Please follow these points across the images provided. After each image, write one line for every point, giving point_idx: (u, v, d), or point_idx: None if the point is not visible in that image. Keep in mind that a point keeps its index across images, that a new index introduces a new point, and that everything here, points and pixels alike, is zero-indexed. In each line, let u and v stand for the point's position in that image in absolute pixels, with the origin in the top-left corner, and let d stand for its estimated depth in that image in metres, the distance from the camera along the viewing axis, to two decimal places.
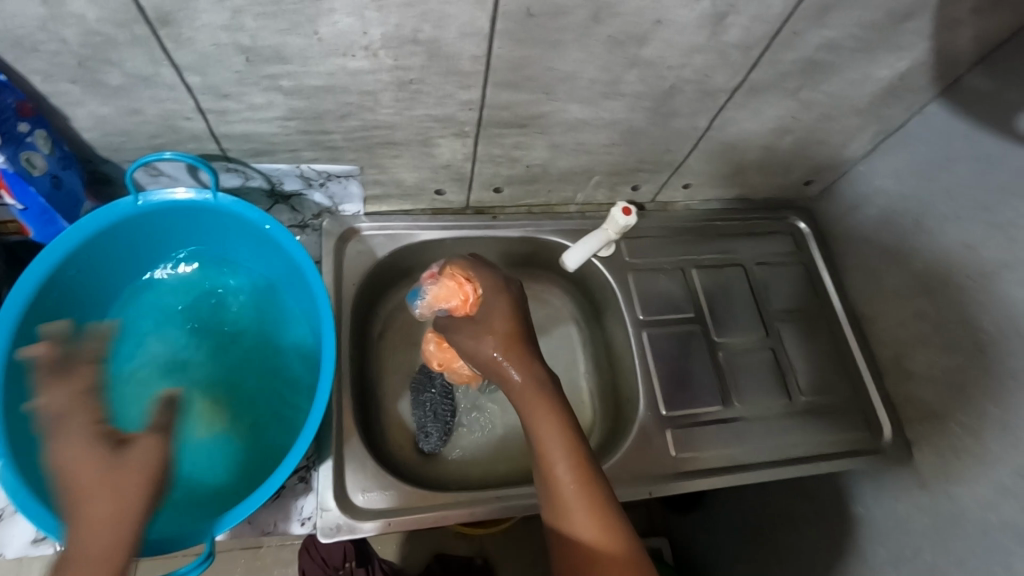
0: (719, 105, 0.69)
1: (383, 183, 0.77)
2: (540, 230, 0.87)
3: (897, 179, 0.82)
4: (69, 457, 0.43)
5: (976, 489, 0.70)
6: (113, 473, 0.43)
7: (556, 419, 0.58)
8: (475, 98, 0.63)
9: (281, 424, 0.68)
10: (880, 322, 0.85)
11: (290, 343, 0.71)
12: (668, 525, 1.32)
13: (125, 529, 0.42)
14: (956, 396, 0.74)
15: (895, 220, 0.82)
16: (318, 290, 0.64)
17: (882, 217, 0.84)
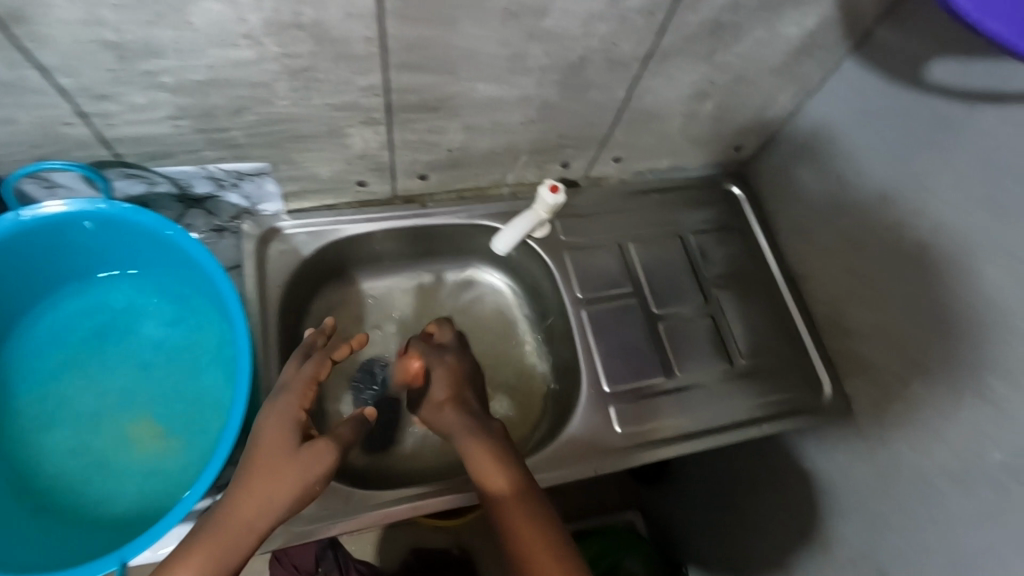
0: (632, 74, 0.68)
1: (299, 179, 0.75)
2: (472, 214, 0.86)
3: (862, 142, 0.76)
4: (266, 438, 0.54)
5: (909, 436, 0.72)
6: (283, 465, 0.53)
7: (489, 440, 0.61)
8: (377, 82, 0.60)
9: (198, 442, 0.66)
10: (838, 293, 0.83)
11: (208, 354, 0.70)
12: (642, 501, 1.33)
13: (265, 520, 0.52)
14: (887, 347, 0.75)
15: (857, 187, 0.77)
16: (229, 295, 0.61)
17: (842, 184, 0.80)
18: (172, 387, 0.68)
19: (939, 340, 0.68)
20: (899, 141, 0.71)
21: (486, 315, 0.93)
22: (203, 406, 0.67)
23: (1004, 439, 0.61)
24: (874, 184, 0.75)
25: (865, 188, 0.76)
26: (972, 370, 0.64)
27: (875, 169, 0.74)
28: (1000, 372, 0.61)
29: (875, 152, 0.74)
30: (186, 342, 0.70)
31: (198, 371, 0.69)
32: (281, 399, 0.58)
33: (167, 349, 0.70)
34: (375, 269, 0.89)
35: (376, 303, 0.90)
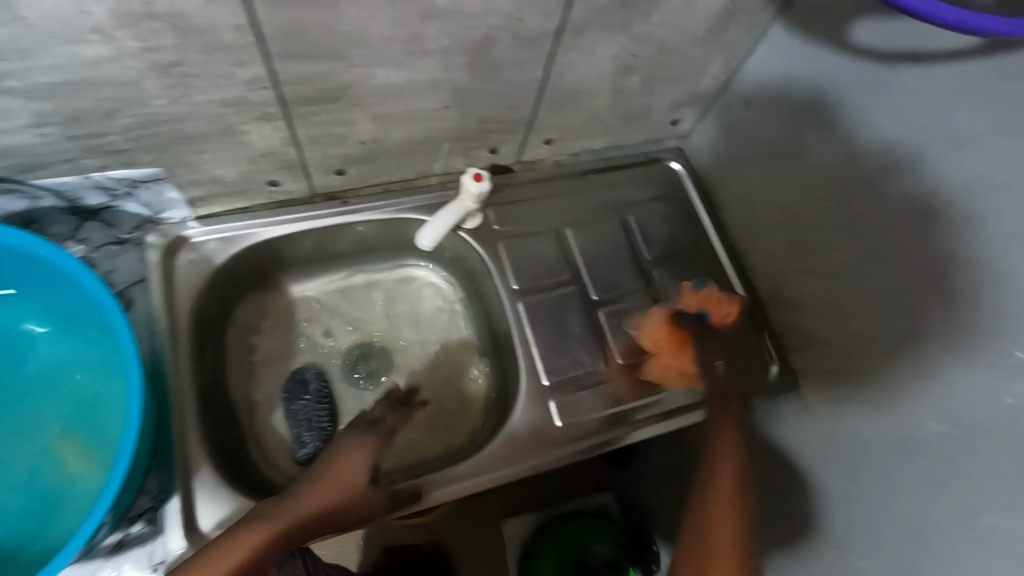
0: (546, 51, 0.64)
1: (201, 182, 0.69)
2: (398, 208, 0.81)
3: (864, 99, 0.64)
4: (347, 460, 0.62)
5: (852, 408, 0.71)
6: (342, 491, 0.60)
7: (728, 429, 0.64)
8: (262, 74, 0.55)
9: (91, 470, 0.63)
10: (824, 275, 0.73)
11: (102, 378, 0.66)
12: (615, 482, 1.26)
13: (275, 548, 0.54)
14: (827, 319, 0.74)
15: (858, 154, 0.66)
16: (111, 309, 0.57)
17: (841, 152, 0.68)
18: (65, 416, 0.64)
19: (878, 311, 0.66)
20: (930, 100, 0.58)
21: (426, 312, 0.89)
22: (100, 434, 0.64)
23: (940, 408, 0.60)
24: (886, 151, 0.63)
25: (872, 157, 0.64)
26: (908, 339, 0.63)
27: (889, 134, 0.62)
28: (933, 340, 0.60)
29: (888, 114, 0.62)
30: (76, 366, 0.66)
31: (92, 396, 0.65)
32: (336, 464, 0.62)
33: (57, 375, 0.66)
34: (303, 271, 0.84)
35: (307, 307, 0.85)
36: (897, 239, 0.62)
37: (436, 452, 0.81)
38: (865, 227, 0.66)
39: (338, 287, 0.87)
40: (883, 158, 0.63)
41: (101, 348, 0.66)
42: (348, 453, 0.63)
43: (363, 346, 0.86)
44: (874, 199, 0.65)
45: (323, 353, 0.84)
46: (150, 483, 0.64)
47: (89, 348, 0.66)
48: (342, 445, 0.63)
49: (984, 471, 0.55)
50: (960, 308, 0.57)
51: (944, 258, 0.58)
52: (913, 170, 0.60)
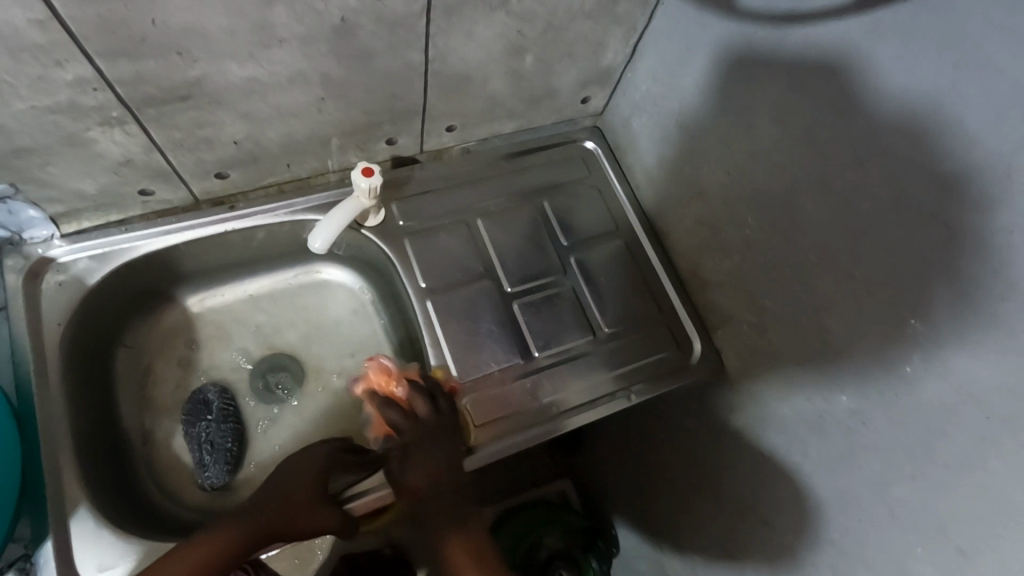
0: (418, 32, 0.59)
1: (60, 198, 0.63)
2: (294, 210, 0.76)
3: (880, 48, 0.50)
4: (310, 466, 0.67)
5: (770, 385, 0.69)
6: (303, 498, 0.64)
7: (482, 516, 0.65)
8: (89, 76, 0.50)
9: None
10: (792, 263, 0.63)
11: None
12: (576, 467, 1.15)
13: (235, 553, 0.59)
14: (743, 296, 0.71)
15: (853, 118, 0.53)
16: None
17: (837, 117, 0.55)
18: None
19: (797, 289, 0.63)
20: (898, 51, 0.49)
21: (339, 316, 0.84)
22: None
23: (848, 382, 0.58)
24: (880, 110, 0.51)
25: (863, 117, 0.52)
26: (816, 312, 0.61)
27: (887, 90, 0.50)
28: (837, 314, 0.58)
29: (886, 65, 0.50)
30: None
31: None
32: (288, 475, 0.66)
33: None
34: (200, 284, 0.79)
35: (209, 322, 0.80)
36: (908, 226, 0.50)
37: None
38: (863, 208, 0.54)
39: (241, 298, 0.82)
40: (876, 119, 0.51)
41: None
42: (311, 455, 0.69)
43: (272, 359, 0.80)
44: (877, 175, 0.52)
45: (228, 369, 0.79)
46: (22, 530, 0.60)
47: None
48: (312, 451, 0.69)
49: (890, 441, 0.54)
50: (992, 317, 0.44)
51: (950, 248, 0.47)
52: (928, 146, 0.47)
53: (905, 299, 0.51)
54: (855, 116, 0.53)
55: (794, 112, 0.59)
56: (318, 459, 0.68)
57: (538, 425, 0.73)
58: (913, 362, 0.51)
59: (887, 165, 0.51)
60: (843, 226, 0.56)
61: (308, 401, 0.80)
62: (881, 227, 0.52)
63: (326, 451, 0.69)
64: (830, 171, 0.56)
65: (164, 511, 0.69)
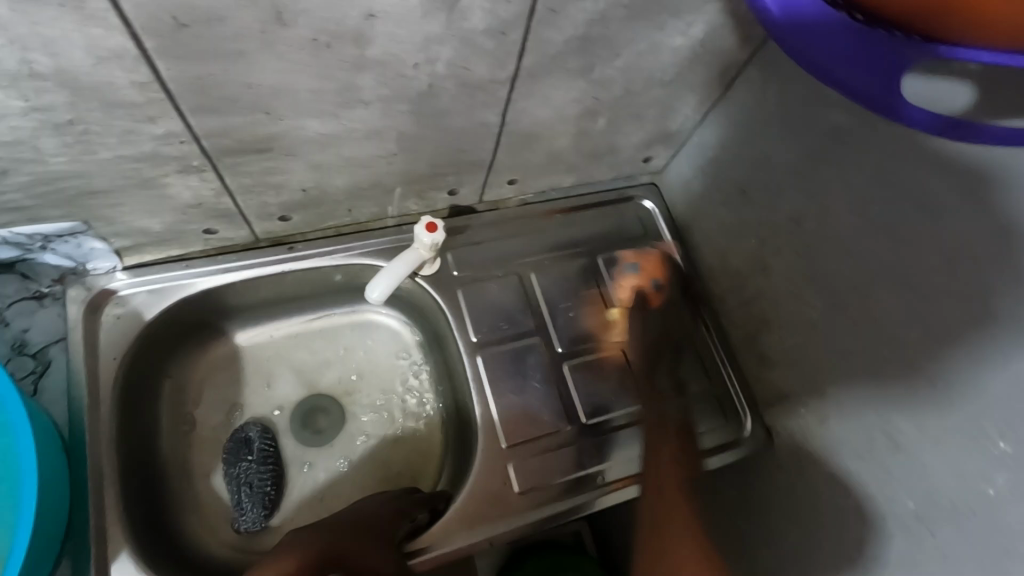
0: (498, 96, 0.59)
1: (127, 234, 0.64)
2: (350, 253, 0.76)
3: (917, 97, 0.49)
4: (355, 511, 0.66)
5: (827, 472, 0.65)
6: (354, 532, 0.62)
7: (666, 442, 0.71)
8: (177, 129, 0.50)
9: None
10: (856, 350, 0.61)
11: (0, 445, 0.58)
12: None
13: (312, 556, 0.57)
14: (803, 377, 0.69)
15: (911, 197, 0.53)
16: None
17: (898, 195, 0.54)
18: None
19: (865, 380, 0.60)
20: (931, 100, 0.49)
21: (382, 359, 0.83)
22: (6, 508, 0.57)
23: (915, 485, 0.56)
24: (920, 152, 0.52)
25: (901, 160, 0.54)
26: (881, 406, 0.59)
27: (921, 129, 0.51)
28: (905, 410, 0.57)
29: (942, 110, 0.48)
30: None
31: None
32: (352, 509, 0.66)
33: None
34: (249, 318, 0.79)
35: (253, 357, 0.79)
36: (971, 309, 0.50)
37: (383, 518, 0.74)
38: (921, 291, 0.54)
39: (287, 335, 0.81)
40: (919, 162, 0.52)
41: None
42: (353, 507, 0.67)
43: (313, 400, 0.79)
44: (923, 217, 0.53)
45: (269, 407, 0.78)
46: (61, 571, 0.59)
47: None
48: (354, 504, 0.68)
49: (959, 554, 0.51)
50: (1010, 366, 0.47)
51: (991, 277, 0.48)
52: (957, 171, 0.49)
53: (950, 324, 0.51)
54: (914, 195, 0.53)
55: (850, 185, 0.59)
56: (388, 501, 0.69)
57: (583, 497, 0.71)
58: (967, 449, 0.51)
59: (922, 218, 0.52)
60: (902, 306, 0.55)
61: (346, 445, 0.78)
62: (937, 310, 0.52)
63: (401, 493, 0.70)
64: (887, 250, 0.56)
65: (200, 555, 0.68)
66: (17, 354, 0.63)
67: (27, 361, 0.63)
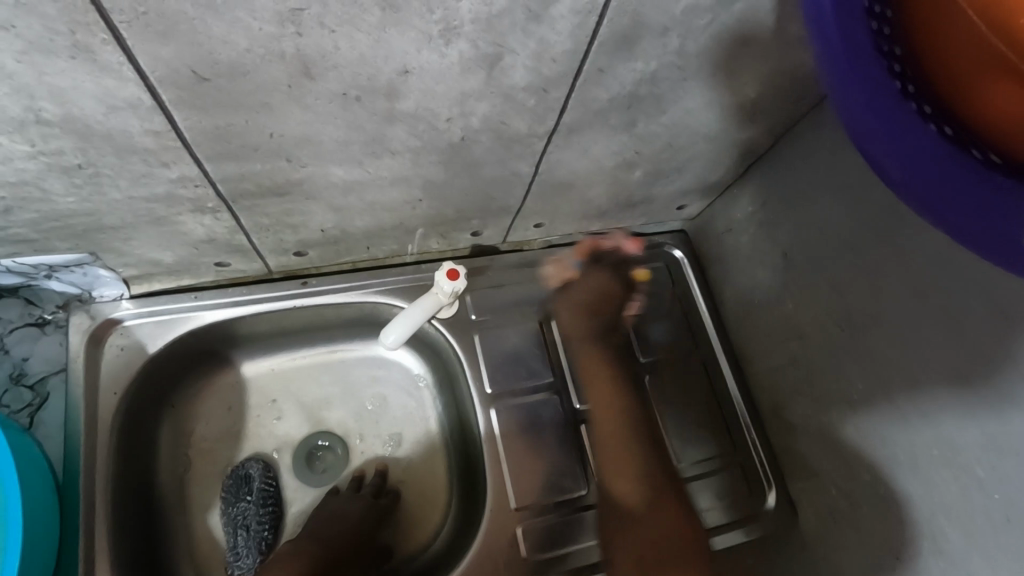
0: (534, 149, 0.55)
1: (136, 265, 0.61)
2: (366, 291, 0.73)
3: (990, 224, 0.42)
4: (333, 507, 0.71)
5: (857, 564, 0.61)
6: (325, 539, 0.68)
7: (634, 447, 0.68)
8: (192, 174, 0.47)
9: None
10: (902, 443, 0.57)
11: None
12: None
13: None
14: (836, 458, 0.65)
15: (978, 291, 0.49)
16: None
17: (963, 287, 0.50)
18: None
19: (909, 478, 0.57)
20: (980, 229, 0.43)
21: (391, 397, 0.80)
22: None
23: None
24: None
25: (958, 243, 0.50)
26: (926, 510, 0.55)
27: None
28: (953, 516, 0.53)
29: None
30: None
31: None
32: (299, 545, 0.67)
33: None
34: (257, 349, 0.76)
35: (259, 389, 0.76)
36: None
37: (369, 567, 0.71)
38: (985, 393, 0.49)
39: (296, 367, 0.78)
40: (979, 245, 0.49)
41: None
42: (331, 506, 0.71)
43: (318, 438, 0.76)
44: (976, 301, 0.49)
45: (272, 444, 0.75)
46: None
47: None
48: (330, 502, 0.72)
49: None
50: None
51: None
52: None
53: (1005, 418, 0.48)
54: (977, 288, 0.49)
55: (906, 268, 0.55)
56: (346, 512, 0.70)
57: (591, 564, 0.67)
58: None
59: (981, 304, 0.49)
60: (960, 406, 0.51)
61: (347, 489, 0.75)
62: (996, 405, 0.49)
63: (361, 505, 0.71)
64: (947, 344, 0.52)
65: None
66: (15, 383, 0.61)
67: (25, 393, 0.61)
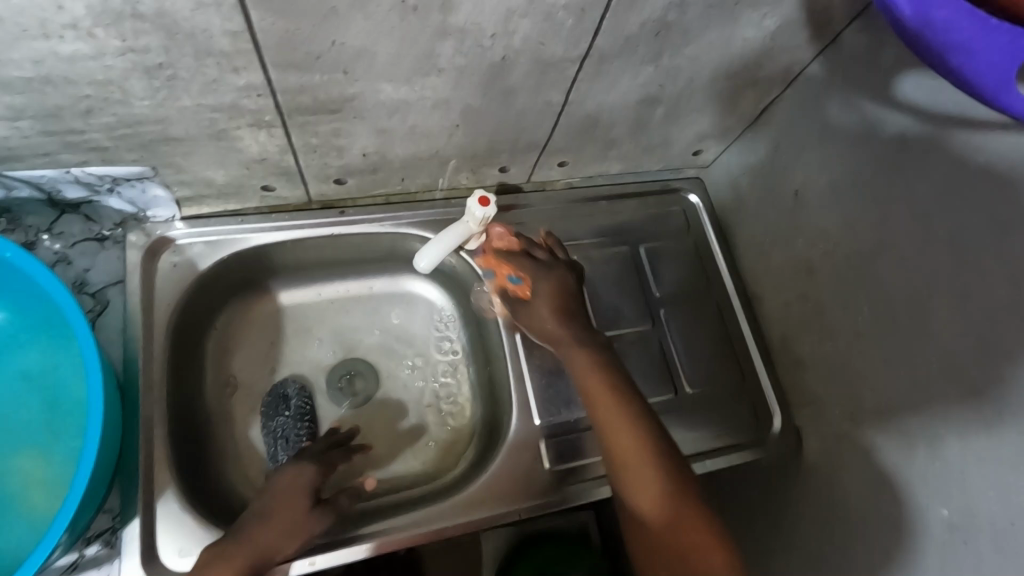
0: (567, 76, 0.59)
1: (191, 183, 0.65)
2: (398, 222, 0.77)
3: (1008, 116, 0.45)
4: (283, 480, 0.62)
5: (857, 479, 0.66)
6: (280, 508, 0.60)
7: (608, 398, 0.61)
8: (258, 82, 0.51)
9: (44, 483, 0.55)
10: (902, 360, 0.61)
11: (50, 378, 0.57)
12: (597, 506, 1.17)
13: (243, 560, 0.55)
14: (838, 383, 0.69)
15: (983, 212, 0.53)
16: (70, 313, 0.52)
17: (964, 207, 0.54)
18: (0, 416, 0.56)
19: (906, 390, 0.60)
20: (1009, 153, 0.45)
21: (419, 328, 0.85)
22: (53, 442, 0.55)
23: (953, 493, 0.56)
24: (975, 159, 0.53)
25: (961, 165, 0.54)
26: (924, 421, 0.59)
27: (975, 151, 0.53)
28: (953, 425, 0.56)
29: None
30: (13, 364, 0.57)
31: (40, 400, 0.56)
32: (267, 527, 0.58)
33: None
34: (294, 279, 0.80)
35: (296, 316, 0.81)
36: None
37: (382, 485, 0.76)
38: (985, 308, 0.53)
39: (329, 298, 0.83)
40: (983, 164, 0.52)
41: (52, 350, 0.57)
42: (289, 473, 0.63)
43: (350, 363, 0.81)
44: (979, 217, 0.53)
45: (308, 367, 0.80)
46: (111, 502, 0.59)
47: (33, 343, 0.57)
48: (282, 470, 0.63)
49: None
50: None
51: None
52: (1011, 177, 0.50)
53: (999, 326, 0.51)
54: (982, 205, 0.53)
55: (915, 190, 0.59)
56: (300, 479, 0.63)
57: (587, 482, 0.70)
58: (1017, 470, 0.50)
59: (984, 220, 0.52)
60: (956, 319, 0.55)
61: (376, 411, 0.80)
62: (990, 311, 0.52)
63: (312, 466, 0.65)
64: (947, 263, 0.56)
65: (235, 502, 0.70)
66: (78, 292, 0.65)
67: (86, 300, 0.65)
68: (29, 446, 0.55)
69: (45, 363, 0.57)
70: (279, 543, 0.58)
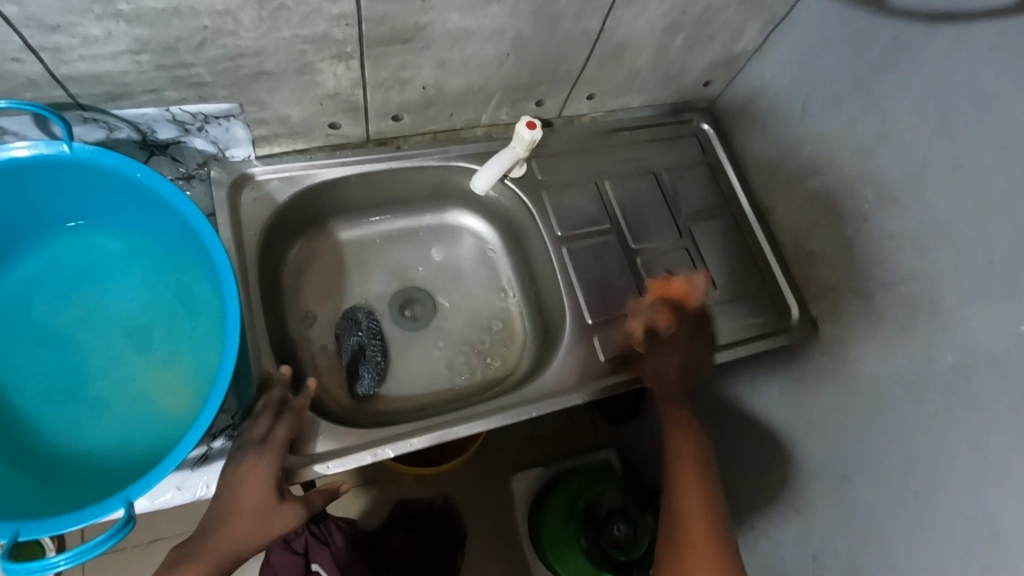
0: (606, 2, 0.68)
1: (269, 121, 0.72)
2: (447, 156, 0.85)
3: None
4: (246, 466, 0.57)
5: (871, 347, 0.76)
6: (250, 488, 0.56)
7: (688, 437, 0.67)
8: (348, 11, 0.58)
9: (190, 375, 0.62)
10: (907, 236, 0.70)
11: (182, 294, 0.65)
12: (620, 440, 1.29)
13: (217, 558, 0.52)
14: (848, 269, 0.79)
15: (968, 91, 0.63)
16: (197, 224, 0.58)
17: (953, 92, 0.64)
18: (130, 335, 0.63)
19: (911, 260, 0.70)
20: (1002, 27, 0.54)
21: (467, 257, 0.93)
22: (187, 348, 0.63)
23: (957, 341, 0.65)
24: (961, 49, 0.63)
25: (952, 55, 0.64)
26: (926, 283, 0.69)
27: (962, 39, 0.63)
28: (953, 281, 0.66)
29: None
30: (153, 281, 0.65)
31: (182, 309, 0.64)
32: (232, 523, 0.54)
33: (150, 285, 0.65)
34: (352, 217, 0.88)
35: (355, 251, 0.89)
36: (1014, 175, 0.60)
37: (447, 396, 0.84)
38: (976, 172, 0.63)
39: (384, 234, 0.90)
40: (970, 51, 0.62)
41: (177, 273, 0.65)
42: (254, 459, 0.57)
43: (410, 290, 0.89)
44: (968, 100, 0.63)
45: (372, 296, 0.88)
46: (229, 403, 0.67)
47: (159, 269, 0.65)
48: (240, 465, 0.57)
49: (996, 396, 0.61)
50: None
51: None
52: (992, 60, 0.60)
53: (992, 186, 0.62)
54: (971, 86, 0.63)
55: (910, 83, 0.69)
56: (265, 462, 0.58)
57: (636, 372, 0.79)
58: (1009, 303, 0.60)
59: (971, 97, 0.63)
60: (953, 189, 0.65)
61: (436, 330, 0.88)
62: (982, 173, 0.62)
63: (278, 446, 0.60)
64: (941, 140, 0.66)
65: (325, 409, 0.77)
66: None
67: None
68: (172, 348, 0.63)
69: (177, 282, 0.65)
70: (251, 536, 0.54)
